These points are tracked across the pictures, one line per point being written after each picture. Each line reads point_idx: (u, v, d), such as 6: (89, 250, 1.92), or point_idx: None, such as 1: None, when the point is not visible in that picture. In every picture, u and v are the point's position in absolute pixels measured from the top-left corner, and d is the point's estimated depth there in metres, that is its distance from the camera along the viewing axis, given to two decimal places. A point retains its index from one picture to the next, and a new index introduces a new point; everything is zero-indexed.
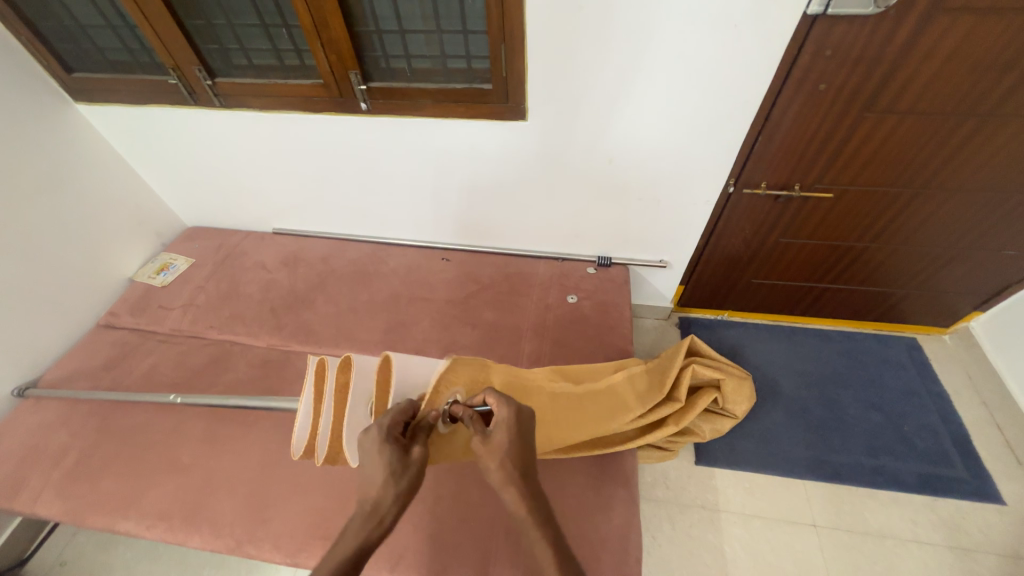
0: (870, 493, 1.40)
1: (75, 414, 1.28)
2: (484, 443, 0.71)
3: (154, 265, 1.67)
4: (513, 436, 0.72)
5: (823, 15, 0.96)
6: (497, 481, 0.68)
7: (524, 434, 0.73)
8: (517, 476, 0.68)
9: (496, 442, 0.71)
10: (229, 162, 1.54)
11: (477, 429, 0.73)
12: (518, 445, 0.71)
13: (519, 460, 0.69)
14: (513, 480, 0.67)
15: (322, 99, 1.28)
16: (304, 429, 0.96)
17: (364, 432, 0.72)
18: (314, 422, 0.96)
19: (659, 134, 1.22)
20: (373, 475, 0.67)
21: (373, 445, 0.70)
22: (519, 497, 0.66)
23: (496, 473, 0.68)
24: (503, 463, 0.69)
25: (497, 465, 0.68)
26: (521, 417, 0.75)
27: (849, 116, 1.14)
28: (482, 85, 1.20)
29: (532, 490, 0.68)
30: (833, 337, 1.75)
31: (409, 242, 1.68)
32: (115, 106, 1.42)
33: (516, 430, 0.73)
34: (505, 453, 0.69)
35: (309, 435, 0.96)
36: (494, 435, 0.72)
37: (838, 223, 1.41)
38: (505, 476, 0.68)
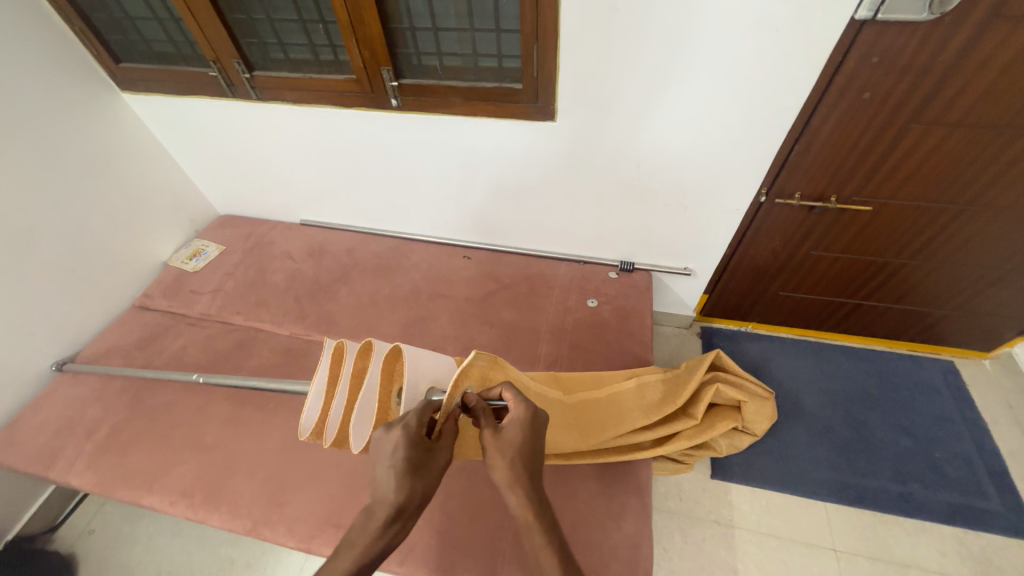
0: (895, 520, 1.34)
1: (108, 390, 1.34)
2: (495, 437, 0.71)
3: (187, 250, 1.73)
4: (525, 437, 0.71)
5: (871, 20, 0.92)
6: (502, 479, 0.68)
7: (535, 437, 0.73)
8: (523, 476, 0.68)
9: (507, 439, 0.71)
10: (262, 154, 1.58)
11: (489, 424, 0.74)
12: (529, 446, 0.71)
13: (528, 462, 0.70)
14: (518, 480, 0.67)
15: (354, 94, 1.30)
16: (313, 410, 0.97)
17: (386, 431, 0.70)
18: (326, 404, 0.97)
19: (690, 140, 1.19)
20: (391, 478, 0.66)
21: (394, 448, 0.68)
22: (522, 499, 0.66)
23: (503, 470, 0.68)
24: (511, 460, 0.69)
25: (505, 463, 0.68)
26: (536, 420, 0.74)
27: (893, 127, 1.09)
28: (512, 84, 1.20)
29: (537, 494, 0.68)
30: (863, 355, 1.69)
31: (432, 239, 1.70)
32: (159, 96, 1.48)
33: (529, 431, 0.72)
34: (514, 451, 0.69)
35: (319, 415, 0.97)
36: (505, 431, 0.72)
37: (874, 238, 1.35)
38: (512, 473, 0.68)
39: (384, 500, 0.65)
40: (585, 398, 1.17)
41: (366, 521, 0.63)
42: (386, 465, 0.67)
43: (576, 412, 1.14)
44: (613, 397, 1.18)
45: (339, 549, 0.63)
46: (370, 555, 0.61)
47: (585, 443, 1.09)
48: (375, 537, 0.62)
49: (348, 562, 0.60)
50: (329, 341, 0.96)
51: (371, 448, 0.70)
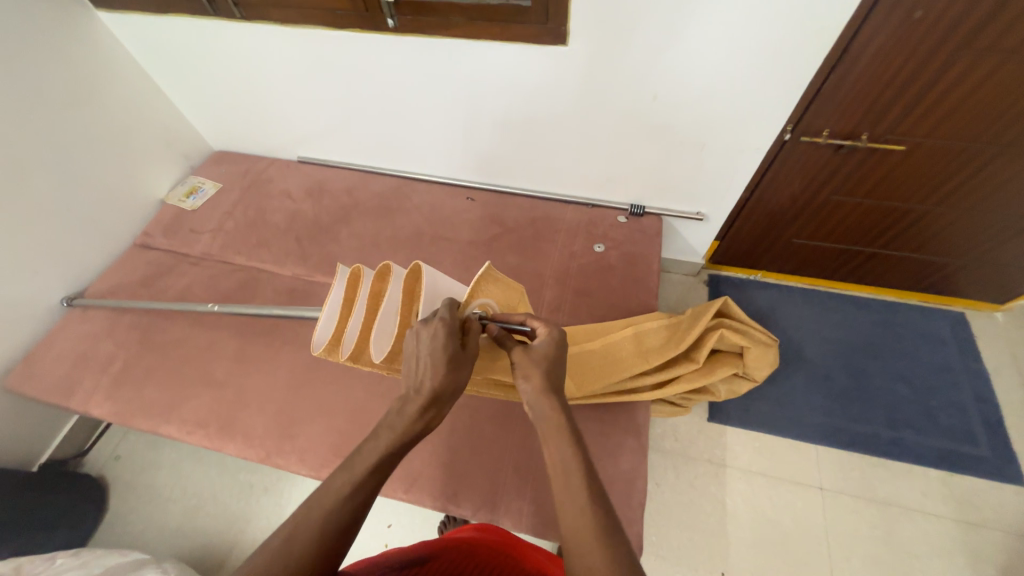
0: (883, 463, 1.39)
1: (117, 326, 1.36)
2: (528, 352, 0.75)
3: (183, 188, 1.68)
4: (556, 353, 0.75)
5: None
6: (534, 388, 0.72)
7: (562, 357, 0.77)
8: (552, 385, 0.72)
9: (539, 353, 0.75)
10: (253, 82, 1.48)
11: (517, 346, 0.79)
12: (558, 363, 0.75)
13: (557, 377, 0.74)
14: (548, 388, 0.71)
15: (347, 14, 1.19)
16: (329, 326, 0.99)
17: (426, 324, 0.75)
18: (342, 322, 0.99)
19: (713, 70, 1.09)
20: (428, 366, 0.71)
21: (432, 338, 0.73)
22: (550, 405, 0.70)
23: (535, 378, 0.72)
24: (544, 370, 0.73)
25: (537, 371, 0.73)
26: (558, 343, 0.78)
27: (941, 54, 0.98)
28: (520, 1, 1.08)
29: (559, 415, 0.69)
30: (872, 306, 1.66)
31: (434, 180, 1.63)
32: (135, 14, 1.36)
33: (558, 349, 0.76)
34: (547, 363, 0.74)
35: (334, 332, 0.99)
36: (536, 347, 0.76)
37: (902, 182, 1.27)
38: (542, 382, 0.72)
39: (422, 387, 0.70)
40: (579, 350, 1.18)
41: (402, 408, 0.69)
42: (425, 353, 0.72)
43: (571, 362, 1.17)
44: (608, 349, 1.19)
45: (378, 432, 0.69)
46: (411, 434, 0.68)
47: (578, 393, 1.11)
48: (413, 418, 0.69)
49: (391, 441, 0.67)
50: (341, 266, 0.97)
51: (411, 339, 0.75)
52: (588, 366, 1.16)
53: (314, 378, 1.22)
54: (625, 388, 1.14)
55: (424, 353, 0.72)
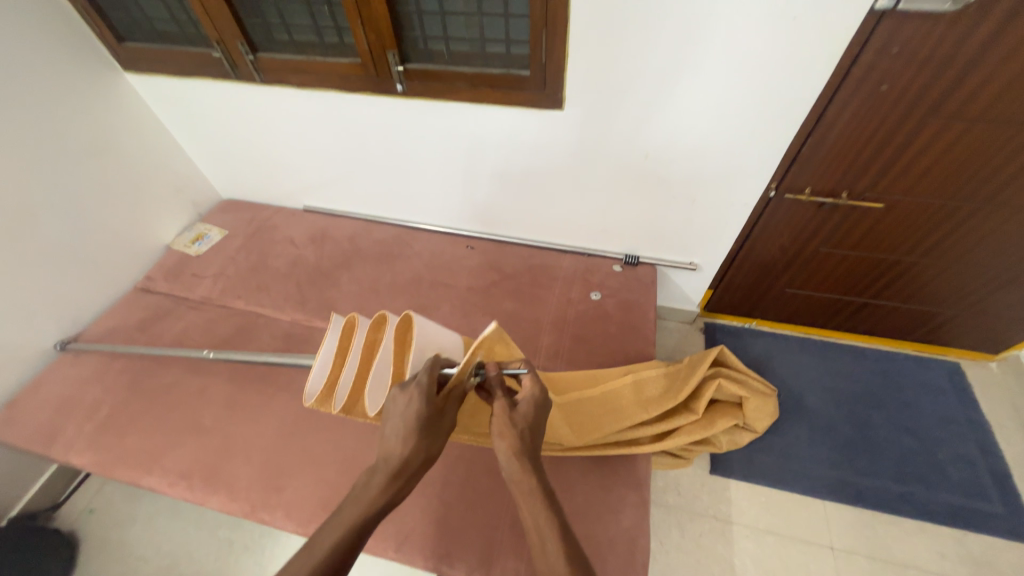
0: (895, 520, 1.34)
1: (108, 371, 1.34)
2: (509, 410, 0.74)
3: (189, 234, 1.72)
4: (534, 416, 0.75)
5: (892, 10, 0.89)
6: (505, 451, 0.70)
7: (540, 420, 0.76)
8: (527, 447, 0.71)
9: (519, 414, 0.74)
10: (266, 138, 1.56)
11: (504, 395, 0.77)
12: (534, 427, 0.74)
13: (532, 442, 0.72)
14: (524, 451, 0.70)
15: (360, 79, 1.28)
16: (321, 376, 0.98)
17: (400, 390, 0.75)
18: (335, 372, 0.99)
19: (699, 131, 1.17)
20: (400, 433, 0.71)
21: (407, 404, 0.73)
22: (524, 467, 0.68)
23: (512, 438, 0.70)
24: (521, 432, 0.72)
25: (515, 432, 0.71)
26: (540, 404, 0.77)
27: (909, 121, 1.06)
28: (521, 71, 1.17)
29: (538, 474, 0.68)
30: (868, 355, 1.67)
31: (435, 229, 1.68)
32: (161, 76, 1.46)
33: (537, 410, 0.76)
34: (526, 425, 0.73)
35: (327, 382, 0.98)
36: (519, 406, 0.75)
37: (885, 236, 1.33)
38: (518, 444, 0.71)
39: (392, 455, 0.70)
40: (576, 398, 1.18)
41: (369, 478, 0.68)
42: (400, 420, 0.72)
43: (567, 410, 1.16)
44: (606, 397, 1.18)
45: (343, 505, 0.66)
46: (378, 508, 0.66)
47: (577, 441, 1.11)
48: (380, 489, 0.67)
49: (356, 514, 0.65)
50: (335, 316, 0.97)
51: (387, 404, 0.75)
52: (584, 414, 1.16)
53: (306, 426, 1.20)
54: (625, 437, 1.12)
55: (397, 420, 0.73)
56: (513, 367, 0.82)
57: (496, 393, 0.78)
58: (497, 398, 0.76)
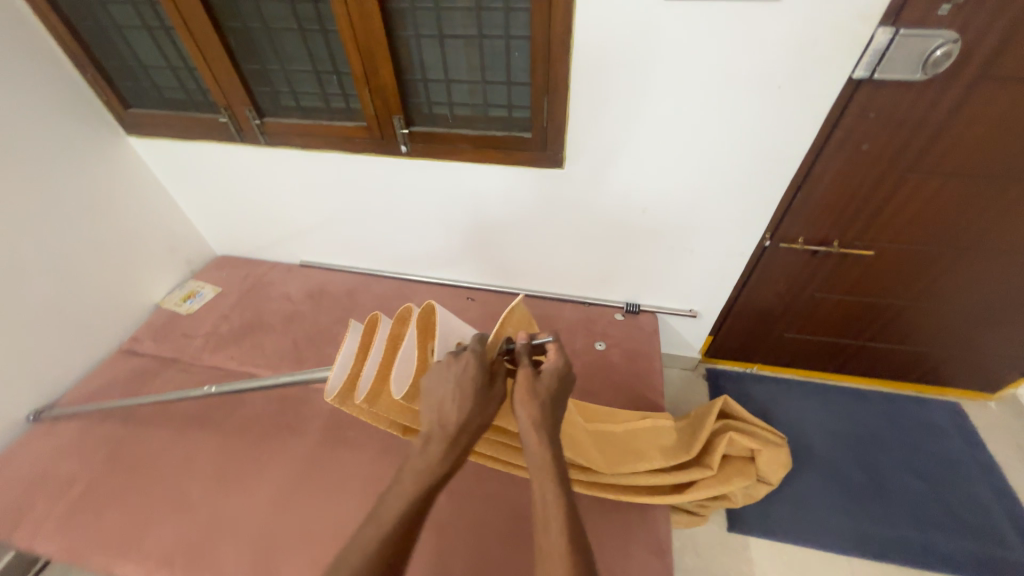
0: (922, 574, 1.28)
1: (85, 442, 1.24)
2: (532, 378, 0.72)
3: (180, 291, 1.68)
4: (557, 387, 0.73)
5: (867, 80, 0.97)
6: (525, 422, 0.68)
7: (563, 392, 0.74)
8: (548, 418, 0.69)
9: (542, 383, 0.72)
10: (267, 195, 1.56)
11: (530, 362, 0.75)
12: (556, 400, 0.72)
13: (552, 415, 0.70)
14: (543, 422, 0.68)
15: (365, 141, 1.31)
16: (341, 374, 0.94)
17: (454, 357, 0.75)
18: (355, 370, 0.94)
19: (695, 187, 1.22)
20: (456, 398, 0.71)
21: (462, 371, 0.73)
22: (542, 440, 0.66)
23: (531, 407, 0.68)
24: (542, 402, 0.69)
25: (536, 401, 0.69)
26: (565, 376, 0.75)
27: (891, 176, 1.13)
28: (522, 133, 1.22)
29: (551, 448, 0.66)
30: (870, 397, 1.67)
31: (435, 281, 1.68)
32: (164, 139, 1.48)
33: (561, 382, 0.74)
34: (548, 394, 0.71)
35: (347, 377, 0.93)
36: (541, 376, 0.73)
37: (877, 280, 1.37)
38: (538, 414, 0.68)
39: (447, 421, 0.69)
40: (601, 430, 1.16)
41: (428, 445, 0.68)
42: (451, 385, 0.72)
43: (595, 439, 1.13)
44: (628, 436, 1.17)
45: (401, 475, 0.66)
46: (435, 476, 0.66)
47: (605, 467, 1.06)
48: (441, 454, 0.67)
49: (415, 484, 0.65)
50: (352, 324, 0.97)
51: (439, 372, 0.74)
52: (606, 449, 1.12)
53: (302, 495, 1.11)
54: (646, 481, 1.08)
55: (449, 387, 0.72)
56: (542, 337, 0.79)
57: (521, 360, 0.75)
58: (520, 366, 0.74)
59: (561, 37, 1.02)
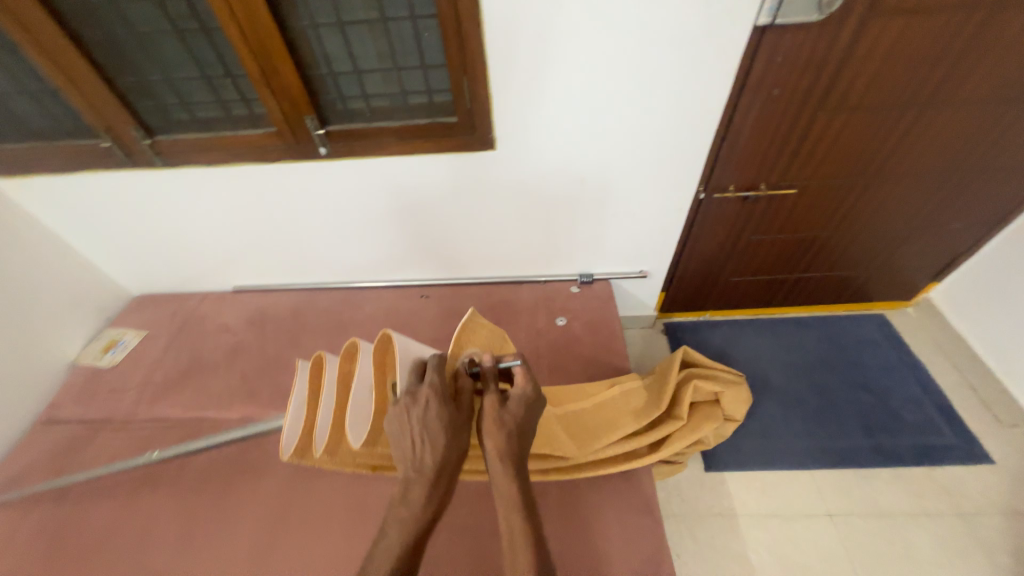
0: (875, 473, 1.43)
1: (16, 532, 1.10)
2: (499, 411, 0.72)
3: (98, 344, 1.50)
4: (524, 414, 0.75)
5: (771, 26, 1.00)
6: (493, 454, 0.70)
7: (531, 415, 0.77)
8: (517, 447, 0.71)
9: (509, 414, 0.73)
10: (178, 221, 1.41)
11: (494, 389, 0.75)
12: (524, 425, 0.74)
13: (519, 442, 0.73)
14: (513, 456, 0.70)
15: (278, 147, 1.20)
16: (297, 424, 0.94)
17: (413, 396, 0.71)
18: (311, 414, 0.96)
19: (629, 148, 1.22)
20: (426, 441, 0.69)
21: (425, 412, 0.70)
22: (511, 472, 0.69)
23: (500, 442, 0.70)
24: (510, 434, 0.71)
25: (504, 435, 0.70)
26: (534, 399, 0.76)
27: (804, 117, 1.19)
28: (447, 118, 1.17)
29: (516, 479, 0.69)
30: (811, 324, 1.81)
31: (385, 285, 1.61)
32: (38, 176, 1.29)
33: (529, 408, 0.75)
34: (515, 425, 0.72)
35: (305, 427, 0.95)
36: (509, 404, 0.74)
37: (803, 216, 1.46)
38: (508, 448, 0.70)
39: (423, 465, 0.69)
40: (572, 411, 1.18)
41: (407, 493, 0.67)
42: (418, 429, 0.70)
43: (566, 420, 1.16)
44: (599, 410, 1.18)
45: (387, 525, 0.66)
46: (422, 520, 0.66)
47: (579, 453, 1.09)
48: (422, 501, 0.67)
49: (403, 534, 0.65)
50: (302, 362, 0.96)
51: (400, 416, 0.70)
52: (580, 429, 1.14)
53: (282, 534, 1.05)
54: (624, 448, 1.10)
55: (416, 430, 0.70)
56: (507, 360, 0.78)
57: (487, 387, 0.75)
58: (485, 394, 0.74)
59: (470, 12, 0.96)
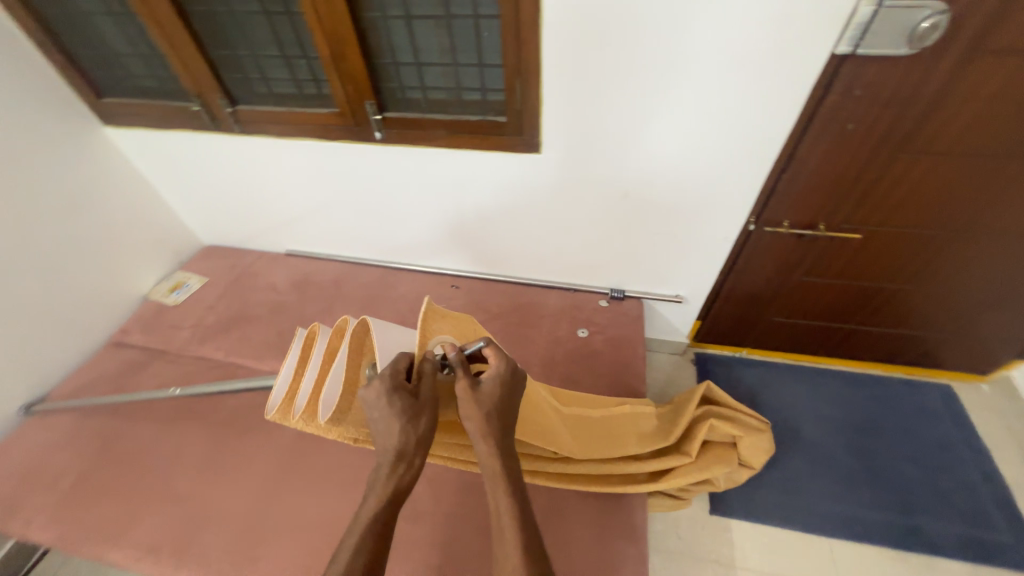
0: (904, 557, 1.29)
1: (76, 434, 1.27)
2: (472, 390, 0.69)
3: (168, 283, 1.69)
4: (502, 393, 0.71)
5: (852, 55, 0.93)
6: (474, 432, 0.68)
7: (512, 393, 0.73)
8: (497, 425, 0.69)
9: (484, 394, 0.70)
10: (247, 183, 1.55)
11: (467, 372, 0.72)
12: (505, 405, 0.71)
13: (501, 420, 0.70)
14: (492, 433, 0.68)
15: (340, 128, 1.28)
16: (282, 388, 0.95)
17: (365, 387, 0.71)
18: (296, 380, 0.95)
19: (679, 167, 1.18)
20: (385, 427, 0.70)
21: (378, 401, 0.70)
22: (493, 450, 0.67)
23: (477, 421, 0.68)
24: (488, 413, 0.69)
25: (481, 415, 0.68)
26: (512, 377, 0.73)
27: (880, 157, 1.09)
28: (497, 117, 1.19)
29: (499, 455, 0.67)
30: (861, 381, 1.66)
31: (421, 268, 1.67)
32: (140, 129, 1.46)
33: (506, 387, 0.72)
34: (492, 405, 0.70)
35: (288, 393, 0.94)
36: (483, 385, 0.71)
37: (867, 264, 1.34)
38: (486, 426, 0.69)
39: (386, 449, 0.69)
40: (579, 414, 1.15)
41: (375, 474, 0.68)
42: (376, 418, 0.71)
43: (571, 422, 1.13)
44: (607, 421, 1.16)
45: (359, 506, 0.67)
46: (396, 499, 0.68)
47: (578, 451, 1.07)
48: (387, 482, 0.68)
49: (371, 512, 0.66)
50: (299, 329, 0.96)
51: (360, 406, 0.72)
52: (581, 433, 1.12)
53: (286, 484, 1.13)
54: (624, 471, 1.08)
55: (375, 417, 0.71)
56: (473, 344, 0.76)
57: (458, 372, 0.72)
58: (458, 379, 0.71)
59: (531, 16, 0.98)
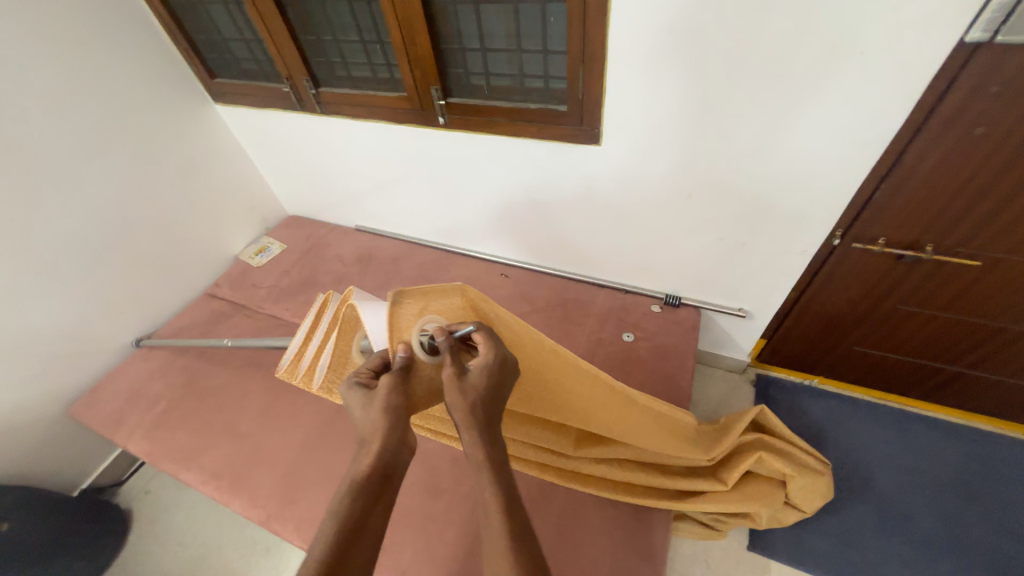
0: None
1: (171, 368, 1.49)
2: (458, 378, 0.65)
3: (255, 246, 1.89)
4: (489, 383, 0.66)
5: (988, 43, 0.76)
6: (460, 424, 0.63)
7: (500, 384, 0.69)
8: (483, 418, 0.64)
9: (470, 383, 0.65)
10: (324, 160, 1.68)
11: (454, 359, 0.67)
12: (492, 395, 0.66)
13: (488, 412, 0.65)
14: (478, 425, 0.63)
15: (406, 111, 1.33)
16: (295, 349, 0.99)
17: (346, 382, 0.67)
18: (305, 344, 0.98)
19: (753, 169, 1.07)
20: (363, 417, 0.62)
21: (355, 395, 0.65)
22: (480, 444, 0.62)
23: (462, 412, 0.63)
24: (474, 404, 0.63)
25: (466, 405, 0.63)
26: (502, 366, 0.69)
27: (1015, 170, 0.89)
28: (558, 106, 1.15)
29: (488, 448, 0.62)
30: (961, 434, 1.41)
31: (475, 254, 1.70)
32: (242, 108, 1.64)
33: (495, 377, 0.67)
34: (479, 396, 0.64)
35: (296, 353, 0.98)
36: (471, 374, 0.66)
37: (985, 298, 1.12)
38: (472, 418, 0.63)
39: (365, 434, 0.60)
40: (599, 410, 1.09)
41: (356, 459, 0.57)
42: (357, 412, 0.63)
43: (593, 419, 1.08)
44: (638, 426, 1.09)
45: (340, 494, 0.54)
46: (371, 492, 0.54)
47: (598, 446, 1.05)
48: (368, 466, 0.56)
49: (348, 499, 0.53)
50: (320, 295, 0.99)
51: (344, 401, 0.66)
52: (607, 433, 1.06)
53: (327, 441, 1.23)
54: (648, 483, 1.04)
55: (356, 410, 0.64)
56: (463, 329, 0.71)
57: (445, 358, 0.67)
58: (444, 366, 0.66)
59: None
